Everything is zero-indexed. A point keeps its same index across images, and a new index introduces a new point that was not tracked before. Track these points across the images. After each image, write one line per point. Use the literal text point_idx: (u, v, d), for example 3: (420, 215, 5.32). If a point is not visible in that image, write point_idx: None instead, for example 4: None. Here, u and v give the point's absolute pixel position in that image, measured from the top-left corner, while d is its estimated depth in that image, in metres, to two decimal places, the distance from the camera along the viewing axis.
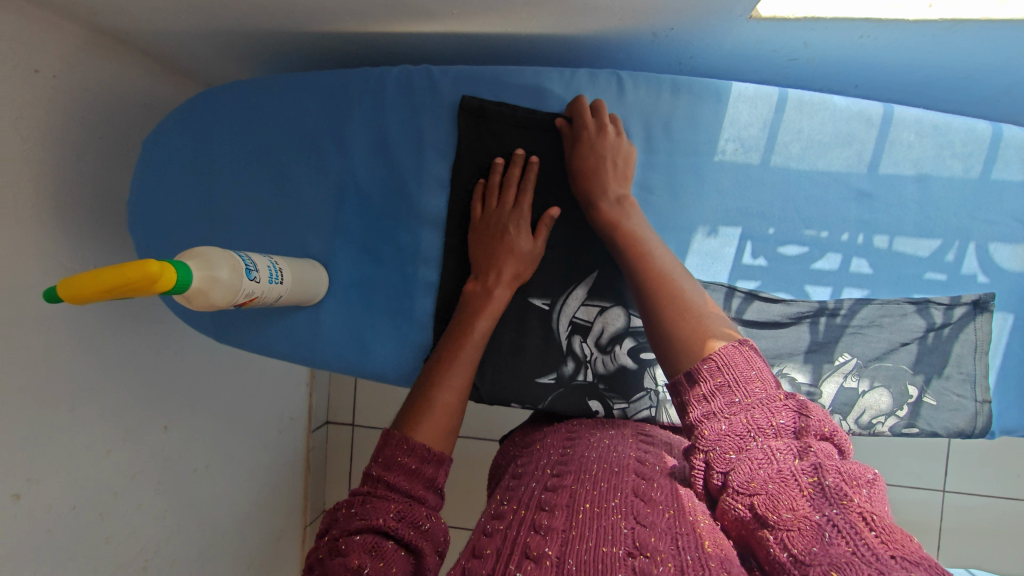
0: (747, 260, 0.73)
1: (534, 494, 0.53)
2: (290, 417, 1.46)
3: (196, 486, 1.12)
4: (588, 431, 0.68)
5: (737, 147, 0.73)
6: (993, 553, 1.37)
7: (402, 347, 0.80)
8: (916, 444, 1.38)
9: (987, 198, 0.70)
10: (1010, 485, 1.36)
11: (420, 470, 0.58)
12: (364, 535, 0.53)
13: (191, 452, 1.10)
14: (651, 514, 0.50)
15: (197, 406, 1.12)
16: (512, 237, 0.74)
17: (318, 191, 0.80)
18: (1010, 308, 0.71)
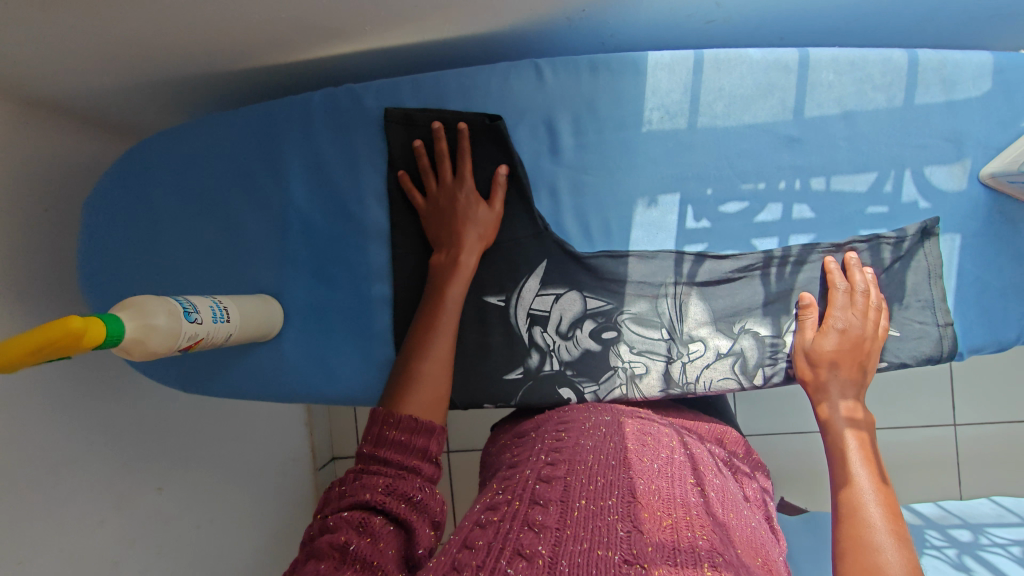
0: (691, 224, 0.74)
1: (529, 485, 0.53)
2: (291, 457, 1.45)
3: (201, 542, 1.10)
4: (582, 415, 0.68)
5: (663, 114, 0.73)
6: (1010, 478, 1.37)
7: (368, 366, 0.80)
8: (916, 382, 1.38)
9: (915, 124, 0.69)
10: (1012, 407, 1.37)
11: (410, 444, 0.57)
12: (352, 510, 0.51)
13: (191, 508, 1.09)
14: (648, 519, 0.49)
15: (190, 461, 1.11)
16: (466, 203, 0.74)
17: (260, 225, 0.80)
18: (956, 228, 0.70)
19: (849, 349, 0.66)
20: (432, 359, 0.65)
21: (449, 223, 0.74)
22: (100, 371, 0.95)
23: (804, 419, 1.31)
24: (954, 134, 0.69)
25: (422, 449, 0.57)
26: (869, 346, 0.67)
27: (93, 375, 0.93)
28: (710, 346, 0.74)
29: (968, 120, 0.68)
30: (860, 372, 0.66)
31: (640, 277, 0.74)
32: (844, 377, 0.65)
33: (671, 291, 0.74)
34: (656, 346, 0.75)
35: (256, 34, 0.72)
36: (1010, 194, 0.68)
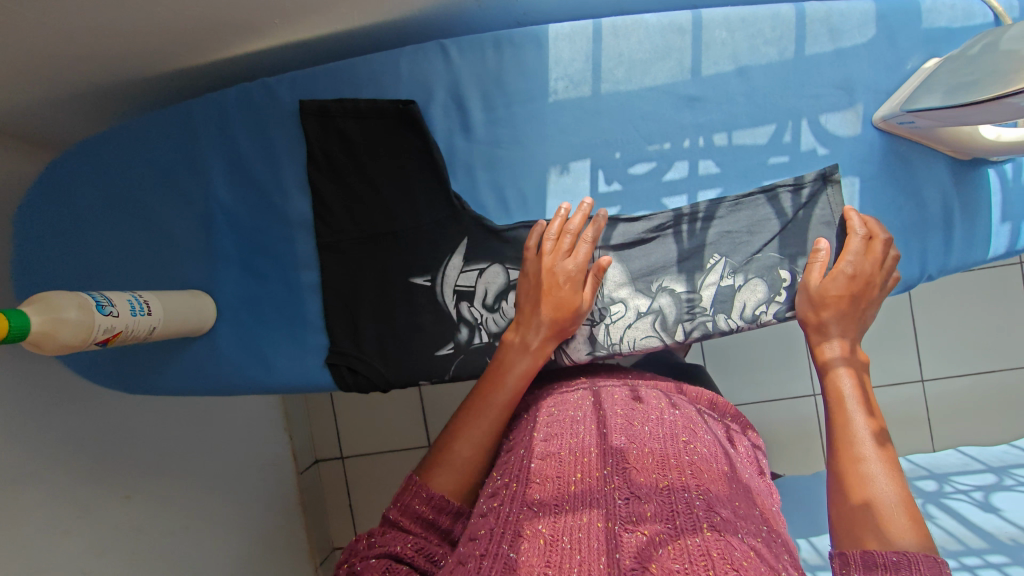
0: (603, 188, 0.76)
1: (523, 464, 0.54)
2: (270, 461, 1.45)
3: (178, 548, 1.11)
4: (569, 389, 0.68)
5: (568, 84, 0.75)
6: (978, 428, 1.40)
7: (305, 354, 0.81)
8: (882, 342, 1.41)
9: (807, 74, 0.71)
10: (980, 358, 1.40)
11: (436, 519, 0.58)
12: (378, 558, 0.55)
13: (164, 515, 1.10)
14: (643, 485, 0.50)
15: (161, 469, 1.12)
16: (564, 291, 0.69)
17: (188, 225, 0.81)
18: (855, 171, 0.71)
19: (849, 289, 0.66)
20: (482, 448, 0.62)
21: (533, 300, 0.69)
22: (61, 386, 0.96)
23: (780, 384, 1.32)
24: (845, 81, 0.71)
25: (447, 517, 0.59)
26: (872, 288, 0.67)
27: (54, 392, 0.95)
28: (630, 306, 0.76)
29: (858, 66, 0.70)
30: (858, 314, 0.66)
31: None
32: (842, 315, 0.66)
33: (588, 256, 0.76)
34: None
35: (167, 37, 0.73)
36: (902, 135, 0.70)
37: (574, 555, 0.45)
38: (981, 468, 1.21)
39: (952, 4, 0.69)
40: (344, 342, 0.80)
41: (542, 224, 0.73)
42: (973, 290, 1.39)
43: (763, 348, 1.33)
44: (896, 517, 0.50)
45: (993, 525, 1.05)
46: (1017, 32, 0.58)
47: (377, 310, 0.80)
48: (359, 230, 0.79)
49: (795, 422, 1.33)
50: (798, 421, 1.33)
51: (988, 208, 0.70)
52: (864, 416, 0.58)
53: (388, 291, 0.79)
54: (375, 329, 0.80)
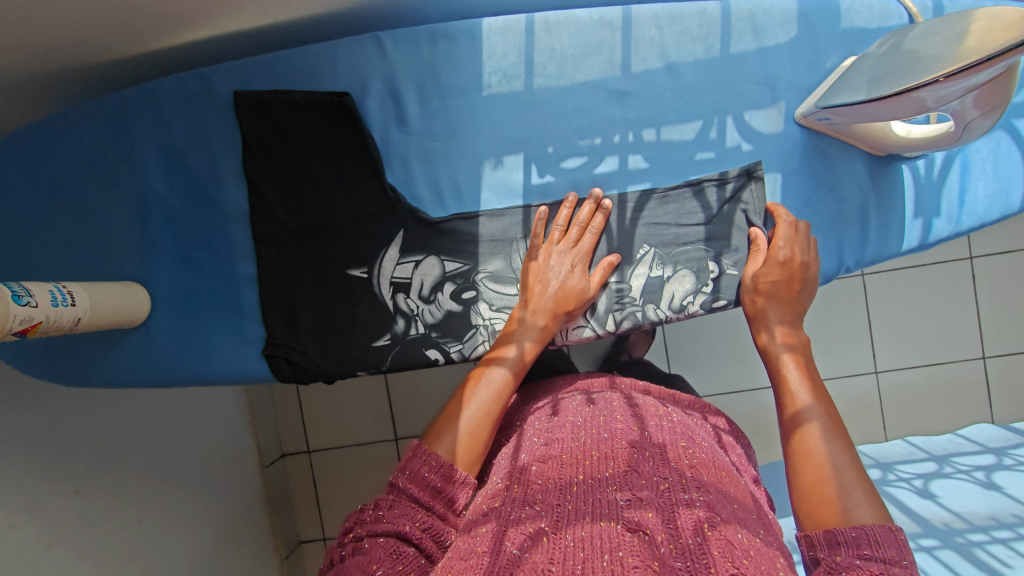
0: (535, 180, 0.77)
1: (527, 468, 0.57)
2: (235, 457, 1.40)
3: (133, 543, 1.09)
4: (570, 397, 0.71)
5: (501, 78, 0.76)
6: (928, 417, 1.45)
7: (242, 346, 0.81)
8: (841, 335, 1.44)
9: (732, 71, 0.73)
10: (935, 350, 1.44)
11: (444, 489, 0.57)
12: (387, 537, 0.52)
13: (120, 509, 1.08)
14: (647, 486, 0.52)
15: (115, 463, 1.10)
16: (570, 275, 0.72)
17: (121, 215, 0.80)
18: (777, 166, 0.74)
19: (784, 273, 0.69)
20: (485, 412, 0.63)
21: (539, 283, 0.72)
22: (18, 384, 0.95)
23: (746, 372, 1.35)
24: (768, 78, 0.73)
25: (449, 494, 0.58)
26: (804, 272, 0.69)
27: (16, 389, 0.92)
28: None
29: (780, 63, 0.72)
30: (794, 295, 0.68)
31: (491, 236, 0.78)
32: (779, 300, 0.68)
33: (522, 246, 0.78)
34: (513, 302, 0.78)
35: (107, 28, 0.72)
36: (823, 132, 0.72)
37: (578, 552, 0.46)
38: (924, 457, 1.29)
39: (869, 5, 0.71)
40: (281, 333, 0.80)
41: (546, 211, 0.75)
42: (928, 285, 1.43)
43: (722, 342, 1.35)
44: (853, 497, 0.52)
45: (927, 510, 1.11)
46: (918, 33, 0.61)
47: (314, 302, 0.80)
48: (295, 222, 0.79)
49: (750, 414, 1.36)
50: (755, 414, 1.35)
51: (902, 203, 0.72)
52: (809, 399, 0.60)
53: (325, 283, 0.79)
54: (312, 320, 0.80)
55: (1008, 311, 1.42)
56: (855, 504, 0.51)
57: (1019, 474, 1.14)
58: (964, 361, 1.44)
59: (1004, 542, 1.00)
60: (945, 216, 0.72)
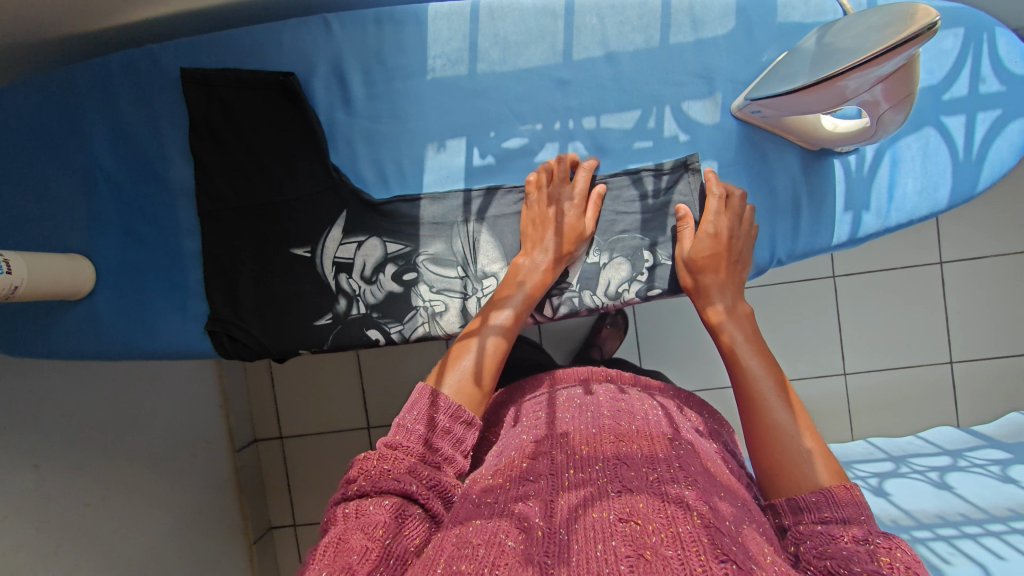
0: (477, 163, 0.78)
1: (516, 464, 0.55)
2: (205, 439, 1.38)
3: (91, 519, 1.06)
4: (553, 394, 0.71)
5: (445, 62, 0.77)
6: (899, 419, 1.41)
7: (185, 322, 0.82)
8: (814, 334, 1.39)
9: (670, 62, 0.74)
10: (914, 352, 1.39)
11: (452, 430, 0.57)
12: (394, 498, 0.49)
13: (79, 483, 1.05)
14: (635, 478, 0.51)
15: (73, 437, 1.06)
16: (569, 221, 0.72)
17: (67, 188, 0.81)
18: (713, 157, 0.75)
19: (715, 246, 0.70)
20: (490, 352, 0.64)
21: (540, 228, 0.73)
22: None
23: (711, 371, 1.33)
24: (705, 70, 0.74)
25: (455, 440, 0.57)
26: (734, 242, 0.70)
27: None
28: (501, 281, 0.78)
29: (717, 56, 0.74)
30: (727, 268, 0.70)
31: (432, 218, 0.79)
32: (716, 275, 0.69)
33: (463, 229, 0.78)
34: (453, 284, 0.79)
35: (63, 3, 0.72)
36: (758, 126, 0.73)
37: (572, 544, 0.45)
38: (882, 458, 1.28)
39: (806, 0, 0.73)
40: (224, 309, 0.81)
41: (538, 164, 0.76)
42: (904, 288, 1.37)
43: (695, 339, 1.34)
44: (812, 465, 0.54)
45: (880, 509, 1.12)
46: (840, 25, 0.62)
47: (258, 279, 0.80)
48: (240, 200, 0.80)
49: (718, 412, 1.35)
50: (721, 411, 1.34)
51: (833, 196, 0.73)
52: (757, 364, 0.62)
53: (269, 261, 0.80)
54: (255, 297, 0.81)
55: (993, 315, 1.37)
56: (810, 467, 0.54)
57: (971, 475, 1.16)
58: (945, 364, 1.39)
59: (947, 539, 1.02)
60: (874, 210, 0.73)
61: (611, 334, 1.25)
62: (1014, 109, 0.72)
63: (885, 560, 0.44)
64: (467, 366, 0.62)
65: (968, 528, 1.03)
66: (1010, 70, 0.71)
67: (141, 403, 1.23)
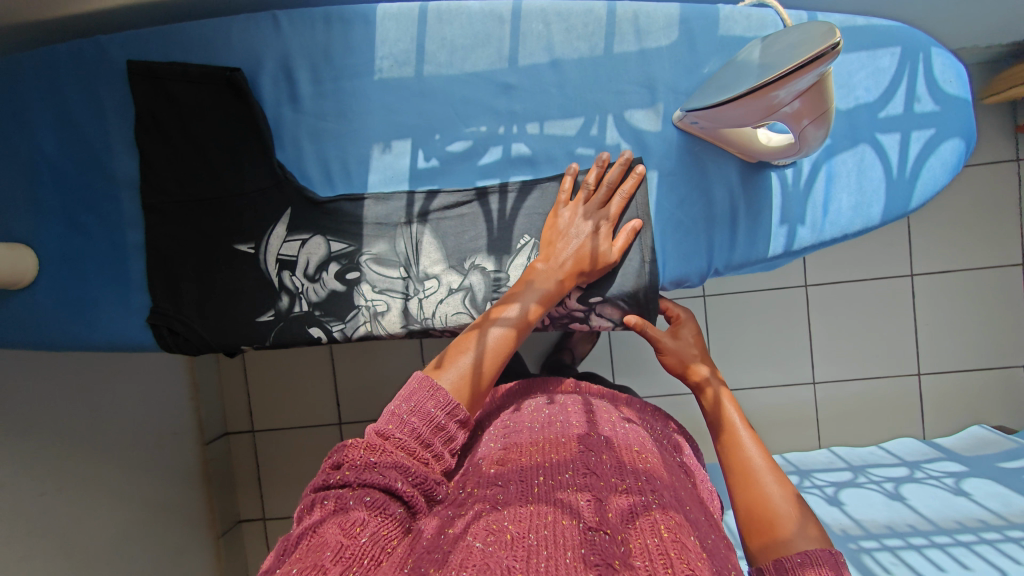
0: (421, 164, 0.79)
1: (485, 472, 0.57)
2: (171, 431, 1.37)
3: (48, 510, 1.05)
4: (517, 408, 0.72)
5: (392, 63, 0.77)
6: (862, 430, 1.42)
7: (126, 313, 0.82)
8: (779, 343, 1.40)
9: (613, 70, 0.75)
10: (879, 363, 1.40)
11: (446, 428, 0.55)
12: (375, 492, 0.49)
13: (35, 474, 1.04)
14: (606, 488, 0.52)
15: (32, 426, 1.04)
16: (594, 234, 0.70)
17: (10, 177, 0.81)
18: (655, 164, 0.75)
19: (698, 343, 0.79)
20: (498, 353, 0.62)
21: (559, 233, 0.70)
22: None
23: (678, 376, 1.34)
24: (648, 80, 0.75)
25: (448, 437, 0.56)
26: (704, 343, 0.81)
27: None
28: (442, 282, 0.78)
29: (659, 67, 0.74)
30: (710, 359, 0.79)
31: (375, 218, 0.79)
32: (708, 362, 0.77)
33: (405, 229, 0.79)
34: (394, 284, 0.79)
35: None
36: (698, 137, 0.74)
37: (540, 551, 0.45)
38: (842, 467, 1.28)
39: (748, 14, 0.74)
40: (165, 302, 0.81)
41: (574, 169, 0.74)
42: (869, 300, 1.39)
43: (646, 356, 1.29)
44: (766, 476, 0.60)
45: (833, 518, 1.12)
46: (773, 38, 0.63)
47: (201, 274, 0.81)
48: (184, 194, 0.80)
49: (681, 419, 1.35)
50: (688, 416, 1.34)
51: (770, 208, 0.74)
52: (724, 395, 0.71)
53: (212, 256, 0.80)
54: (197, 291, 0.81)
55: (955, 329, 1.38)
56: (765, 479, 0.60)
57: (925, 487, 1.17)
58: (909, 377, 1.40)
59: (892, 549, 1.03)
60: (810, 224, 0.74)
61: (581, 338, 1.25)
62: (949, 128, 0.73)
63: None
64: (469, 362, 0.60)
65: (914, 539, 1.04)
66: (946, 91, 0.73)
67: (104, 394, 1.22)
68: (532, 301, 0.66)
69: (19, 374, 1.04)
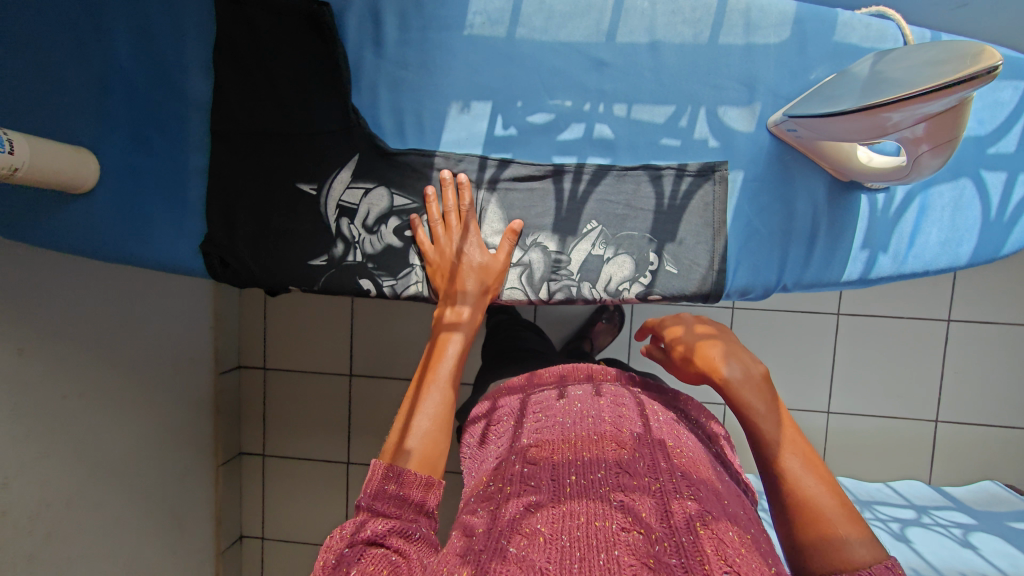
0: (499, 131, 0.76)
1: (517, 469, 0.54)
2: (189, 357, 1.38)
3: (71, 414, 1.05)
4: (552, 394, 0.68)
5: (485, 20, 0.74)
6: (873, 467, 1.39)
7: (179, 236, 0.81)
8: (805, 367, 1.37)
9: (715, 62, 0.72)
10: (902, 403, 1.37)
11: (409, 497, 0.52)
12: (353, 545, 0.47)
13: (64, 376, 1.04)
14: (640, 487, 0.50)
15: (66, 330, 1.04)
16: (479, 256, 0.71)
17: (78, 78, 0.78)
18: (740, 167, 0.72)
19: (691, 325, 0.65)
20: (441, 410, 0.59)
21: (450, 275, 0.71)
22: None
23: None
24: (749, 77, 0.71)
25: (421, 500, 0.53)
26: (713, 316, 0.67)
27: None
28: None
29: (763, 65, 0.71)
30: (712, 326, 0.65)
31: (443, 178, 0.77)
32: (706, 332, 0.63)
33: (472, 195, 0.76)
34: None
35: None
36: (790, 144, 0.71)
37: (574, 552, 0.45)
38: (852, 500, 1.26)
39: (868, 23, 0.70)
40: (219, 232, 0.80)
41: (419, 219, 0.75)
42: (905, 338, 1.35)
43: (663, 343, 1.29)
44: (797, 471, 0.51)
45: None
46: (896, 54, 0.59)
47: (259, 208, 0.80)
48: (253, 125, 0.78)
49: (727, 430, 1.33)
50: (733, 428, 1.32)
51: (853, 232, 0.71)
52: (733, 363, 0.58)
53: (273, 191, 0.79)
54: (253, 225, 0.80)
55: (988, 382, 1.35)
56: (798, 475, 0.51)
57: (932, 534, 1.16)
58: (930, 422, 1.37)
59: None
60: (892, 253, 0.71)
61: (604, 330, 1.25)
62: None
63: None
64: (415, 431, 0.57)
65: None
66: None
67: (138, 311, 1.23)
68: (454, 349, 0.64)
69: (59, 278, 1.04)
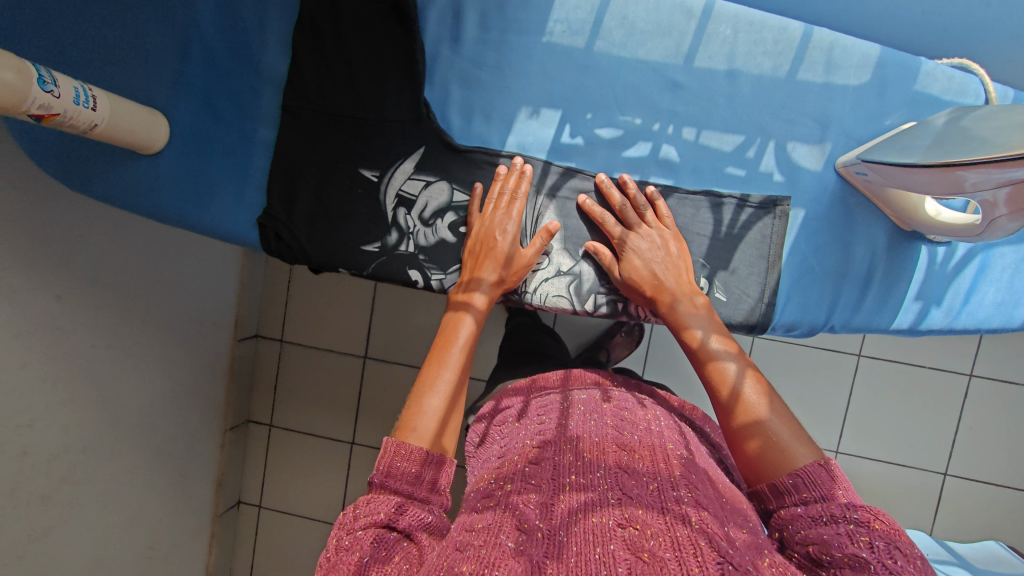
0: (565, 139, 0.77)
1: (518, 467, 0.53)
2: (214, 320, 1.40)
3: (99, 363, 1.06)
4: (559, 395, 0.67)
5: (565, 29, 0.75)
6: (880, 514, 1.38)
7: (237, 205, 0.82)
8: (822, 405, 1.36)
9: (791, 97, 0.72)
10: (916, 452, 1.35)
11: (421, 474, 0.53)
12: (367, 528, 0.47)
13: (99, 324, 1.04)
14: (637, 486, 0.50)
15: (105, 280, 1.05)
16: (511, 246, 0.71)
17: (159, 37, 0.79)
18: (802, 205, 0.73)
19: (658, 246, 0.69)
20: (453, 396, 0.59)
21: (483, 258, 0.70)
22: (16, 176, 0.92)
23: None
24: (822, 116, 0.72)
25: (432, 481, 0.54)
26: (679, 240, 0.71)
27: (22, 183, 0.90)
28: (552, 262, 0.77)
29: (839, 106, 0.71)
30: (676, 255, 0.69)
31: None
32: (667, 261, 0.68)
33: (531, 200, 0.77)
34: None
35: None
36: (857, 188, 0.72)
37: (570, 547, 0.44)
38: None
39: (950, 76, 0.71)
40: (277, 207, 0.81)
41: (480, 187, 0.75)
42: (926, 389, 1.34)
43: (679, 358, 1.26)
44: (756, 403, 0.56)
45: None
46: (981, 112, 0.59)
47: (320, 188, 0.81)
48: (324, 106, 0.80)
49: None
50: None
51: (908, 282, 0.72)
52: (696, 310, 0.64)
53: (335, 174, 0.80)
54: (310, 204, 0.81)
55: (1006, 443, 1.34)
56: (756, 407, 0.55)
57: None
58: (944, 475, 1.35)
59: None
60: (945, 307, 0.72)
61: (621, 342, 1.23)
62: None
63: (865, 539, 0.44)
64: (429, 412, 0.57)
65: None
66: None
67: (176, 270, 1.24)
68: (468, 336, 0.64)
69: (106, 230, 1.05)
